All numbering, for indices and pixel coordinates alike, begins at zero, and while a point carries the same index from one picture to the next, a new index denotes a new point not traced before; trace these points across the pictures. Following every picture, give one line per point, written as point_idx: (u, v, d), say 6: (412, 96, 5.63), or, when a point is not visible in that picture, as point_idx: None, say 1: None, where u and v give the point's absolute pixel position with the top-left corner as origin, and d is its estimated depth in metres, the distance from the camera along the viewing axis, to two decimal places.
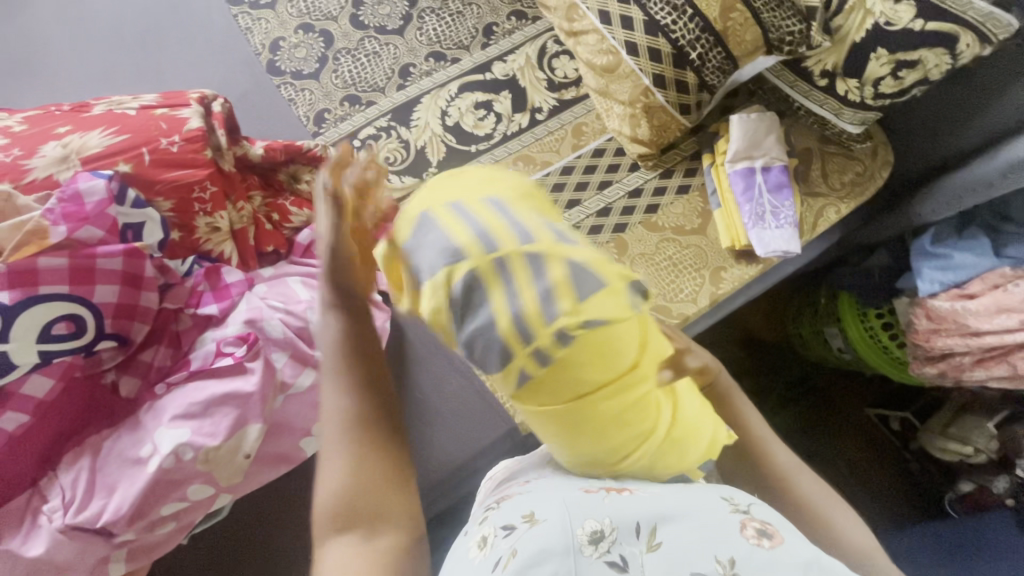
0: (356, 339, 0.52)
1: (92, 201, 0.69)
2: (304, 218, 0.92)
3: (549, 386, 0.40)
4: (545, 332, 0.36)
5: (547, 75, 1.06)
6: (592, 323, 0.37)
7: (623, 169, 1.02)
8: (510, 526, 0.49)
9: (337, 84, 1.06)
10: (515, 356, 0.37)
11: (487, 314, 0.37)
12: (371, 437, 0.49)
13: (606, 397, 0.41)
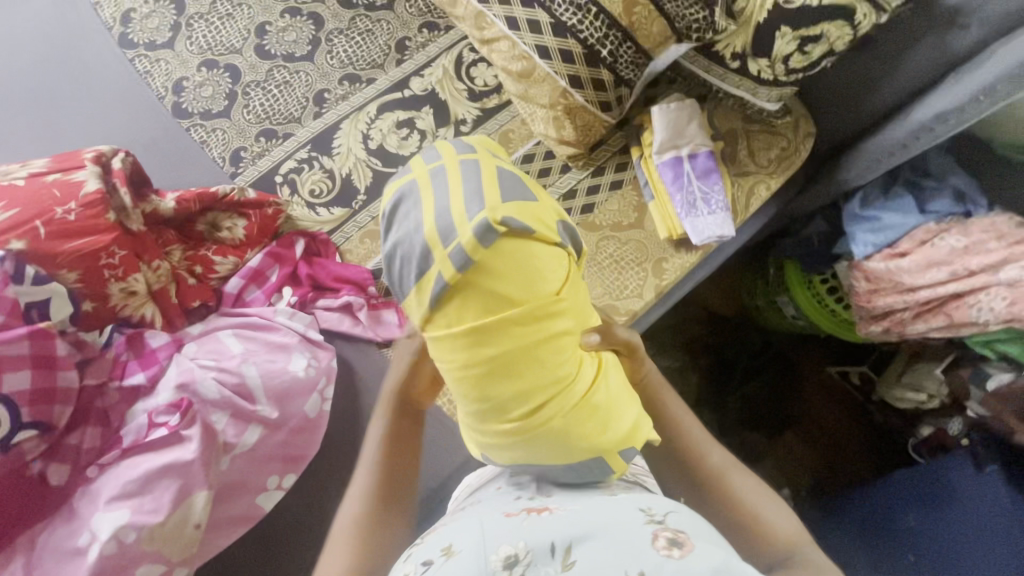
0: (398, 459, 0.61)
1: None
2: (230, 266, 0.88)
3: (465, 294, 0.45)
4: (464, 226, 0.44)
5: (467, 85, 1.04)
6: (508, 221, 0.44)
7: (554, 172, 1.01)
8: (427, 560, 0.49)
9: (249, 119, 1.01)
10: (434, 248, 0.44)
11: (420, 212, 0.45)
12: (363, 545, 0.56)
13: (522, 316, 0.46)
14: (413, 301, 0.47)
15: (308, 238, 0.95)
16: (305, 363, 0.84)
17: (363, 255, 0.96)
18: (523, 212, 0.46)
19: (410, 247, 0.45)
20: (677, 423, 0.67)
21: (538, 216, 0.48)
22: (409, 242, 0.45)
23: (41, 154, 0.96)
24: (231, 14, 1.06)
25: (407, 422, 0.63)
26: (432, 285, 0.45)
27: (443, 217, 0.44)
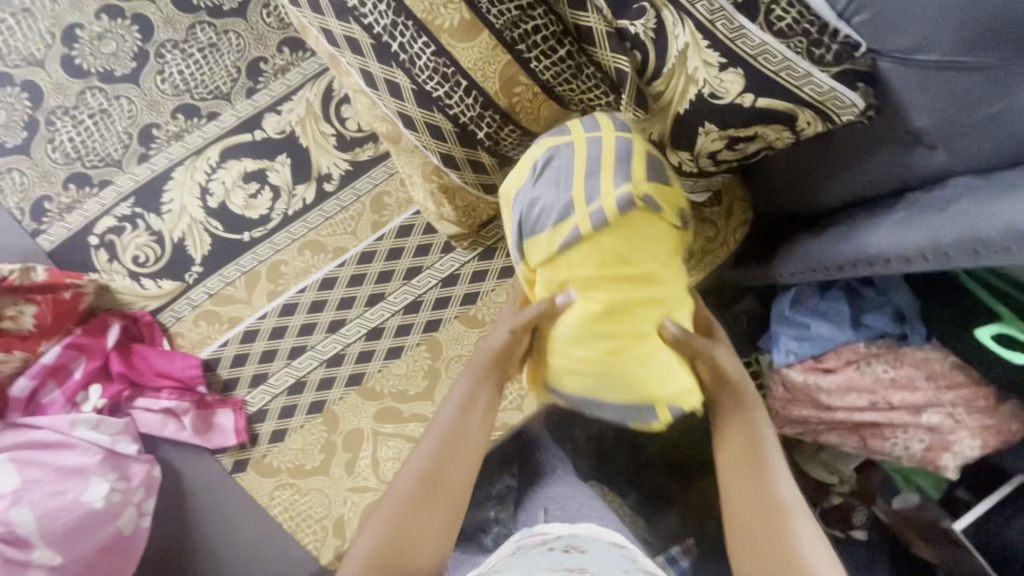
0: (476, 418, 0.59)
1: None
2: (18, 364, 0.74)
3: (589, 250, 0.51)
4: (611, 190, 0.51)
5: (335, 129, 0.84)
6: (649, 199, 0.51)
7: (433, 251, 0.84)
8: None
9: (55, 159, 0.81)
10: (576, 207, 0.51)
11: (566, 156, 0.54)
12: (430, 488, 0.55)
13: (637, 285, 0.52)
14: (541, 240, 0.53)
15: (126, 321, 0.80)
16: (106, 490, 0.72)
17: (197, 342, 0.82)
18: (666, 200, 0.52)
19: (549, 198, 0.53)
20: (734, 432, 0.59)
21: (672, 202, 0.53)
22: (552, 192, 0.53)
23: None
24: (30, 11, 0.82)
25: (496, 383, 0.60)
26: (565, 233, 0.51)
27: (595, 182, 0.52)
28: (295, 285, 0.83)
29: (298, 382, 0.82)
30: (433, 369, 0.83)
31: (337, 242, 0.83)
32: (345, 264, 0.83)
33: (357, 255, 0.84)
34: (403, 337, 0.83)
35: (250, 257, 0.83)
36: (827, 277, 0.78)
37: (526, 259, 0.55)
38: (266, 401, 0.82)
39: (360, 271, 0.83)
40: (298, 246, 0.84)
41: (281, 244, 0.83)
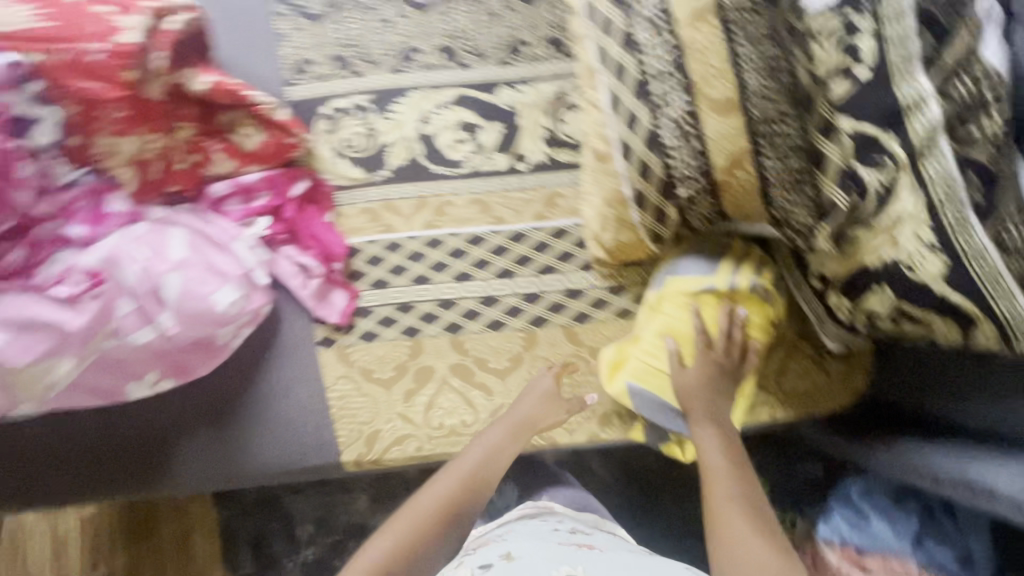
0: (489, 473, 0.79)
1: None
2: (228, 170, 0.87)
3: (712, 303, 0.82)
4: (745, 279, 0.81)
5: (551, 126, 0.93)
6: (762, 296, 0.81)
7: (573, 262, 0.91)
8: (491, 562, 0.68)
9: (334, 37, 0.95)
10: (720, 274, 0.81)
11: (727, 249, 0.82)
12: (435, 527, 0.74)
13: (727, 336, 0.81)
14: (685, 283, 0.82)
15: (312, 182, 0.91)
16: (232, 300, 0.82)
17: (350, 228, 0.92)
18: (770, 304, 0.82)
19: (707, 264, 0.82)
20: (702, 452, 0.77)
21: (771, 310, 0.83)
22: (710, 263, 0.82)
23: None
24: None
25: (516, 440, 0.81)
26: (704, 287, 0.81)
27: (734, 282, 0.81)
28: (450, 227, 0.92)
29: (408, 303, 0.90)
30: (518, 356, 0.89)
31: (501, 213, 0.92)
32: (497, 233, 0.92)
33: (511, 232, 0.91)
34: (508, 318, 0.89)
35: (429, 186, 0.92)
36: (920, 484, 0.77)
37: (669, 291, 0.83)
38: (375, 303, 0.91)
39: (506, 245, 0.91)
40: (469, 200, 0.92)
41: (458, 190, 0.92)
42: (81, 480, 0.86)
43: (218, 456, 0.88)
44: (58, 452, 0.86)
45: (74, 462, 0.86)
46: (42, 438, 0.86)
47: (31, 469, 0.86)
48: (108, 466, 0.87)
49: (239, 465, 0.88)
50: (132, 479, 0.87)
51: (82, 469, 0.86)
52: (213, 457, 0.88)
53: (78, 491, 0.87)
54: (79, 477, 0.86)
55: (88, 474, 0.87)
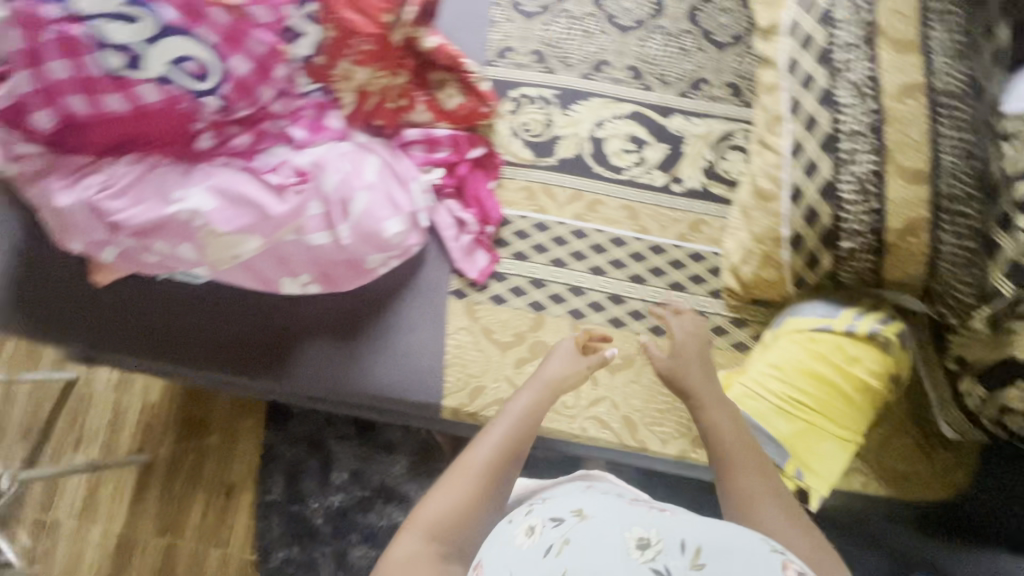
0: (527, 431, 0.75)
1: None
2: (424, 121, 0.96)
3: (830, 342, 0.81)
4: (867, 325, 0.81)
5: (712, 160, 1.00)
6: (883, 344, 0.80)
7: (703, 287, 0.95)
8: (559, 518, 0.58)
9: (538, 36, 1.06)
10: (840, 318, 0.82)
11: (850, 299, 0.84)
12: (483, 485, 0.69)
13: (839, 376, 0.80)
14: (803, 321, 0.84)
15: (487, 151, 0.99)
16: (398, 231, 0.90)
17: (507, 200, 0.99)
18: (890, 354, 0.80)
19: (827, 308, 0.84)
20: (713, 429, 0.72)
21: (893, 361, 0.80)
22: (831, 308, 0.84)
23: None
24: None
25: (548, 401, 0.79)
26: (822, 327, 0.82)
27: (854, 327, 0.81)
28: (597, 224, 0.98)
29: (541, 280, 0.97)
30: (631, 358, 0.93)
31: (647, 224, 0.98)
32: (638, 241, 0.97)
33: (651, 243, 0.97)
34: (630, 319, 0.94)
35: (588, 183, 1.00)
36: None
37: (782, 328, 0.85)
38: (511, 272, 0.97)
39: (644, 253, 0.97)
40: (621, 205, 0.99)
41: (613, 192, 0.99)
42: (202, 354, 0.95)
43: (331, 365, 0.94)
44: (191, 323, 0.95)
45: (200, 336, 0.95)
46: (182, 307, 0.95)
47: (164, 327, 0.95)
48: (228, 347, 0.95)
49: (349, 383, 0.94)
50: (245, 365, 0.95)
51: (206, 344, 0.95)
52: (326, 366, 0.94)
53: (197, 363, 0.95)
54: (203, 351, 0.95)
55: (210, 349, 0.95)
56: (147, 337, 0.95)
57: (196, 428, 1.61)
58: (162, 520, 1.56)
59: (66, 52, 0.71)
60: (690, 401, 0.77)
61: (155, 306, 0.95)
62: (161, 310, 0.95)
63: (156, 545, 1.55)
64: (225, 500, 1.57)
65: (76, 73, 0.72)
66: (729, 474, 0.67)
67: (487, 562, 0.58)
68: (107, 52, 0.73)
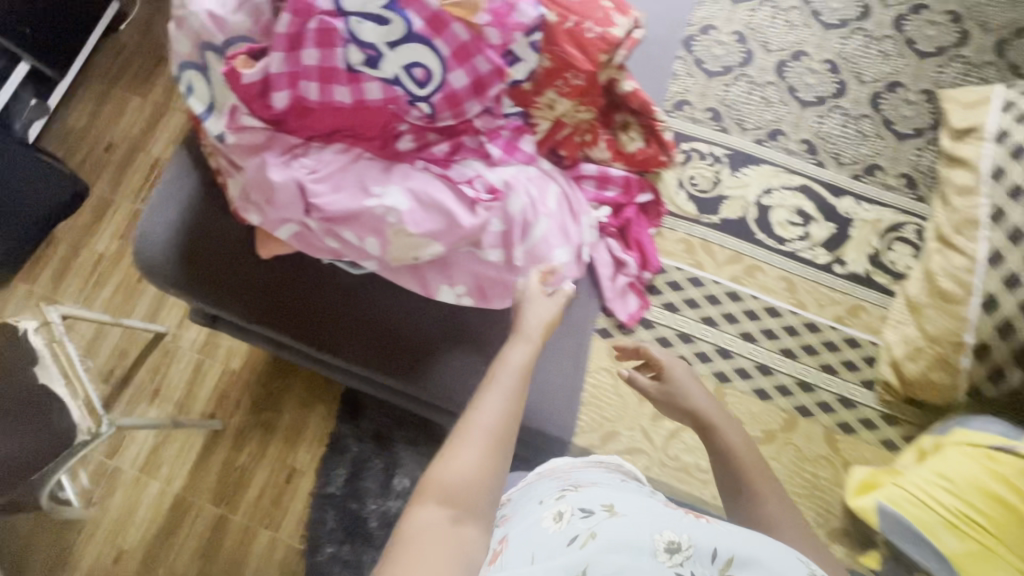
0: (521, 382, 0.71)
1: (518, 19, 0.81)
2: (602, 158, 0.97)
3: (1013, 463, 0.77)
4: None
5: (879, 248, 0.98)
6: None
7: (856, 374, 0.93)
8: (589, 510, 0.62)
9: (717, 95, 1.07)
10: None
11: None
12: (491, 444, 0.64)
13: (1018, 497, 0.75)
14: (979, 436, 0.81)
15: (654, 198, 1.00)
16: (564, 262, 0.90)
17: (665, 250, 1.00)
18: None
19: (1008, 429, 0.80)
20: (730, 449, 0.72)
21: None
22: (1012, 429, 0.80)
23: None
24: (795, 25, 1.10)
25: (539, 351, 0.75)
26: (1001, 445, 0.79)
27: None
28: (752, 289, 0.97)
29: (690, 335, 0.96)
30: (774, 433, 0.91)
31: (804, 299, 0.96)
32: (793, 314, 0.96)
33: (806, 319, 0.95)
34: (777, 393, 0.92)
35: (749, 247, 0.99)
36: None
37: (951, 438, 0.83)
38: (660, 321, 0.97)
39: (799, 328, 0.95)
40: (779, 275, 0.98)
41: (773, 261, 0.98)
42: (339, 342, 0.97)
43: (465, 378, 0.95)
44: (330, 310, 0.97)
45: (337, 322, 0.97)
46: (325, 294, 0.97)
47: (299, 304, 0.98)
48: (362, 339, 0.97)
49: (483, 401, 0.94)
50: (377, 360, 0.96)
51: (333, 328, 0.97)
52: (461, 377, 0.95)
53: (332, 350, 0.97)
54: (340, 339, 0.97)
55: (345, 339, 0.97)
56: (290, 317, 0.98)
57: (268, 404, 1.62)
58: (220, 489, 1.57)
59: (321, 42, 0.75)
60: (700, 420, 0.76)
61: (301, 285, 0.98)
62: (306, 293, 0.98)
63: (210, 514, 1.55)
64: (284, 482, 1.57)
65: (322, 62, 0.76)
66: (749, 497, 0.69)
67: (512, 537, 0.63)
68: (355, 48, 0.76)
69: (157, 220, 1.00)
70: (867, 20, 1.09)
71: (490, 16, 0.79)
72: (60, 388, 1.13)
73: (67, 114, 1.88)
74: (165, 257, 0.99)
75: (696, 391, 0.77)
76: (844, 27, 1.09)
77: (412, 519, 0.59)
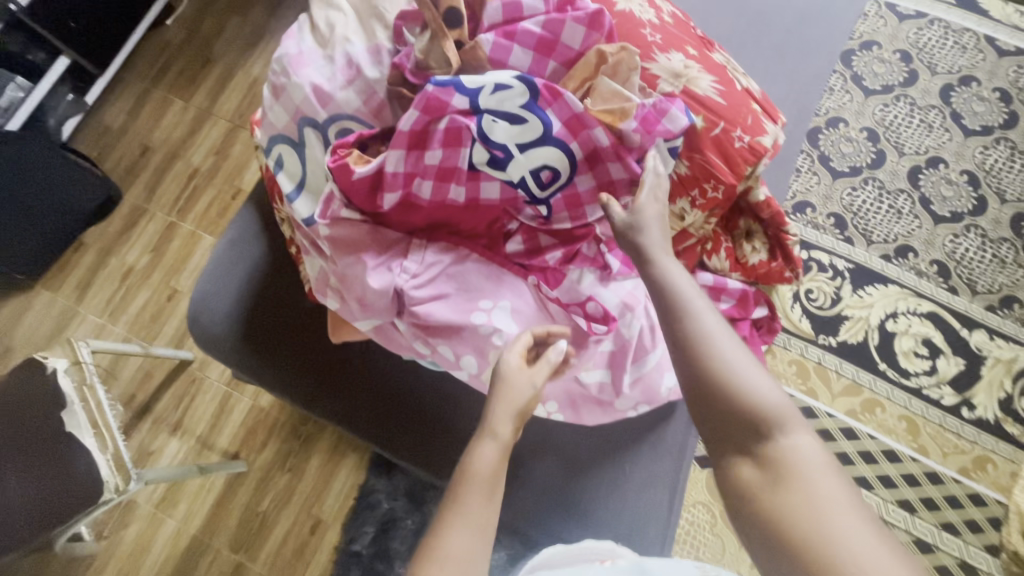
0: (489, 488, 0.60)
1: (666, 126, 0.69)
2: (719, 268, 0.87)
3: None
4: None
5: (1012, 392, 0.89)
6: None
7: (980, 537, 0.84)
8: None
9: (842, 199, 0.97)
10: None
11: None
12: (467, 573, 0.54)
13: None
14: None
15: (769, 313, 0.89)
16: (671, 386, 0.79)
17: (776, 371, 0.91)
18: None
19: None
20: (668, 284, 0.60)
21: None
22: None
23: (724, 44, 0.95)
24: (932, 126, 1.01)
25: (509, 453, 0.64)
26: None
27: None
28: (869, 427, 0.88)
29: None
30: None
31: (927, 443, 0.88)
32: (914, 461, 0.87)
33: (927, 468, 0.87)
34: None
35: (868, 378, 0.90)
36: None
37: None
38: None
39: (920, 478, 0.86)
40: (900, 412, 0.89)
41: (894, 397, 0.89)
42: (395, 439, 0.87)
43: (543, 497, 0.85)
44: (387, 401, 0.88)
45: (398, 422, 0.87)
46: (387, 386, 0.88)
47: (359, 397, 0.88)
48: (425, 445, 0.87)
49: (567, 527, 0.84)
50: (436, 463, 0.86)
51: (392, 428, 0.87)
52: (536, 498, 0.85)
53: (385, 444, 0.88)
54: (396, 434, 0.87)
55: (401, 435, 0.87)
56: (346, 404, 0.88)
57: (298, 448, 1.53)
58: (239, 534, 1.47)
59: (447, 142, 0.67)
60: (639, 257, 0.63)
61: (366, 378, 0.88)
62: (365, 383, 0.88)
63: (227, 560, 1.45)
64: (308, 533, 1.47)
65: (443, 162, 0.68)
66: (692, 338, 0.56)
67: None
68: (480, 147, 0.67)
69: (217, 285, 0.90)
70: (1013, 128, 1.00)
71: (638, 119, 0.67)
72: (86, 439, 0.94)
73: (101, 111, 1.75)
74: (224, 330, 0.89)
75: (652, 225, 0.65)
76: (987, 134, 1.00)
77: None
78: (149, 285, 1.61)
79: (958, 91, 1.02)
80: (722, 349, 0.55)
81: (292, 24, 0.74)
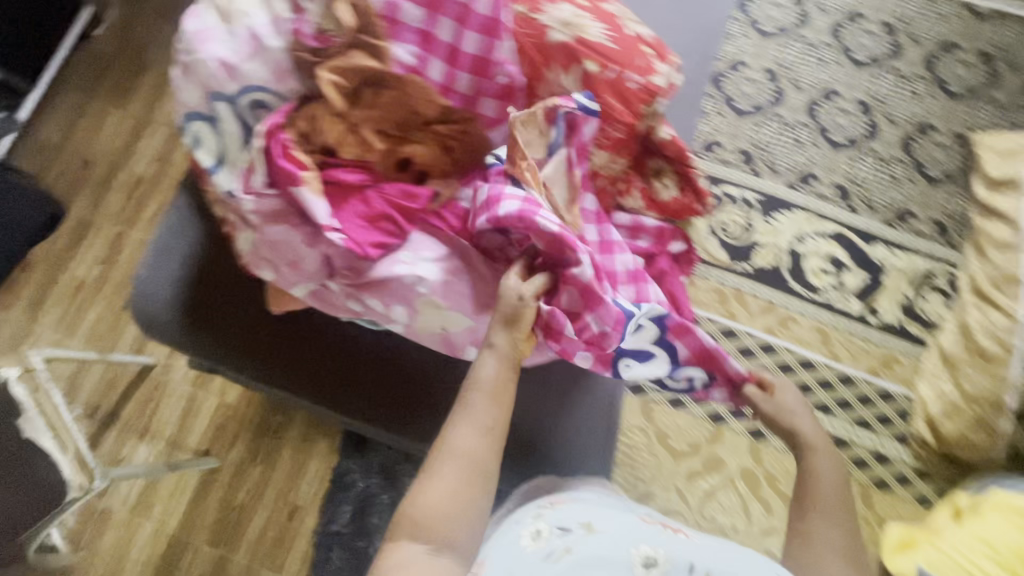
0: (495, 396, 0.73)
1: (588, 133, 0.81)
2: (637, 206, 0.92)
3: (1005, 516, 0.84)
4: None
5: (911, 297, 1.03)
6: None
7: (889, 430, 1.00)
8: (566, 529, 0.72)
9: (748, 135, 1.06)
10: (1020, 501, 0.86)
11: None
12: (470, 471, 0.70)
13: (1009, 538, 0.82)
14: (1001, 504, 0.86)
15: (686, 247, 0.95)
16: None
17: (698, 300, 1.01)
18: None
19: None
20: (812, 472, 0.79)
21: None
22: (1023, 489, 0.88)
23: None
24: (826, 61, 1.10)
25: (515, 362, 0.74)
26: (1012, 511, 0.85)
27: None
28: (787, 342, 1.00)
29: None
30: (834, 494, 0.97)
31: (839, 351, 1.01)
32: (829, 367, 1.00)
33: (843, 373, 1.01)
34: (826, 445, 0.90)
35: (785, 296, 1.02)
36: None
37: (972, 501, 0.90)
38: None
39: (835, 382, 1.00)
40: (813, 325, 1.02)
41: (806, 311, 1.01)
42: (349, 402, 0.91)
43: None
44: (336, 368, 0.91)
45: (352, 387, 0.91)
46: (337, 353, 0.91)
47: (310, 366, 0.91)
48: (377, 406, 0.91)
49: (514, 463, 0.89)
50: (391, 419, 0.91)
51: (345, 392, 0.91)
52: None
53: (340, 407, 0.92)
54: (350, 398, 0.91)
55: (354, 397, 0.91)
56: (297, 374, 0.92)
57: (269, 440, 1.55)
58: (217, 529, 1.49)
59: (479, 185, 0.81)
60: (801, 448, 0.82)
61: (314, 345, 0.91)
62: (315, 351, 0.91)
63: (208, 556, 1.47)
64: (287, 519, 1.49)
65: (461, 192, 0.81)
66: (804, 511, 0.77)
67: (490, 559, 0.70)
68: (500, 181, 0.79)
69: (155, 271, 0.92)
70: (899, 58, 1.11)
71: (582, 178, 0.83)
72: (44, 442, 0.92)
73: (37, 128, 1.72)
74: (165, 312, 0.92)
75: (801, 424, 0.82)
76: (876, 64, 1.10)
77: (400, 540, 0.67)
78: (103, 297, 1.60)
79: (849, 26, 1.11)
80: (818, 526, 0.75)
81: (191, 2, 0.75)
